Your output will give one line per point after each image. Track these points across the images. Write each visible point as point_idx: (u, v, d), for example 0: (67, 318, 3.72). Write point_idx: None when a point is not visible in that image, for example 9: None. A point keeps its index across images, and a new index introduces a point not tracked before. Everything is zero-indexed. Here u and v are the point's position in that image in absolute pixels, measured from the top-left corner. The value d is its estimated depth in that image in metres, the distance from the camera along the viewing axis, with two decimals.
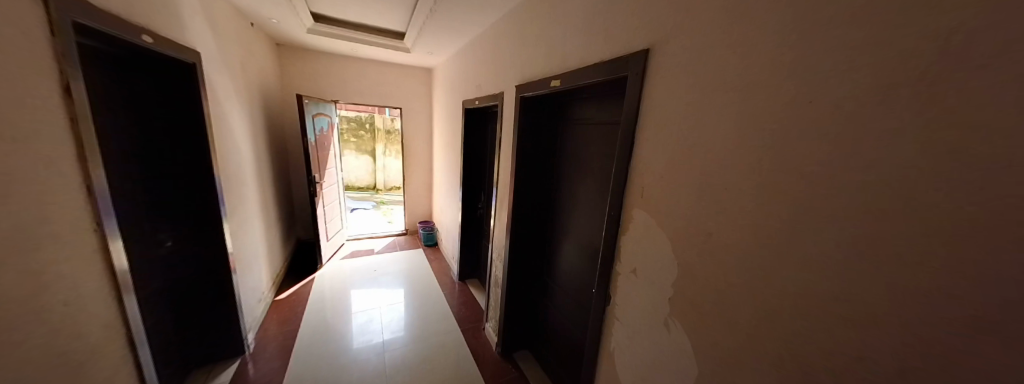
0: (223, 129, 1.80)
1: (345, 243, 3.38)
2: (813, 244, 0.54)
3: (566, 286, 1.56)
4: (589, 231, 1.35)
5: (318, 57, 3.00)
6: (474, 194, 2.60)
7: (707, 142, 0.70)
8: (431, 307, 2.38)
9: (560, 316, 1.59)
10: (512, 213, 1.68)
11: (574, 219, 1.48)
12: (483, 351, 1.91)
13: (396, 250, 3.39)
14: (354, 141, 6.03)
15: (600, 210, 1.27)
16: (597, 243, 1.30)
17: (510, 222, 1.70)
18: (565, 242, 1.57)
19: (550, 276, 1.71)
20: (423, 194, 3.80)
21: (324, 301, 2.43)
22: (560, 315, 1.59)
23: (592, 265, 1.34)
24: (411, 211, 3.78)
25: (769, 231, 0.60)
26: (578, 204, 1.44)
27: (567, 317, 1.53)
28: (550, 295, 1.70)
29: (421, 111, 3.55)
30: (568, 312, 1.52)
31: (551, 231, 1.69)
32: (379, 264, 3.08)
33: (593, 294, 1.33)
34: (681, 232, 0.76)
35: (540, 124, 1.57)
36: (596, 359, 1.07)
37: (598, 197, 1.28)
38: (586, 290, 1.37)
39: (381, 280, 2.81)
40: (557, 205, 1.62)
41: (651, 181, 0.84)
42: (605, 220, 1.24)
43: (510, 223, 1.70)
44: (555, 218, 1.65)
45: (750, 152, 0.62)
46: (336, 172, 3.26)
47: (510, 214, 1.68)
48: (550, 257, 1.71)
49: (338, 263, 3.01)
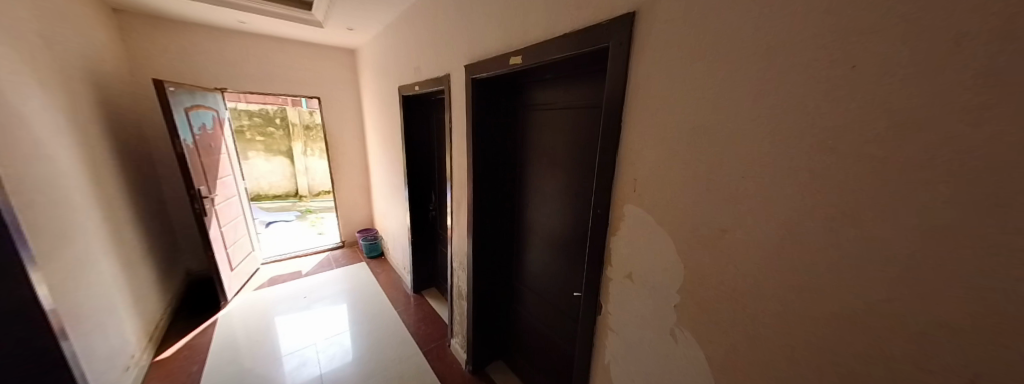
0: (12, 132, 1.17)
1: (260, 268, 2.73)
2: (854, 240, 0.45)
3: (539, 289, 1.43)
4: (565, 229, 1.22)
5: (187, 30, 2.24)
6: (424, 195, 2.29)
7: (715, 123, 0.59)
8: (383, 330, 2.03)
9: (536, 322, 1.46)
10: (472, 216, 1.46)
11: (543, 217, 1.33)
12: (451, 372, 1.69)
13: (332, 267, 2.86)
14: (261, 140, 4.96)
15: (575, 206, 1.15)
16: (574, 242, 1.18)
17: (470, 226, 1.48)
18: (535, 242, 1.42)
19: (520, 279, 1.56)
20: (360, 198, 3.28)
21: (236, 346, 1.88)
22: (536, 321, 1.46)
23: (570, 267, 1.22)
24: (347, 219, 3.24)
25: (796, 227, 0.51)
26: (548, 200, 1.29)
27: (543, 323, 1.41)
28: (522, 300, 1.56)
29: (347, 101, 3.00)
30: (545, 317, 1.39)
31: (518, 231, 1.53)
32: (311, 288, 2.55)
33: (572, 296, 1.22)
34: (687, 230, 0.65)
35: (497, 110, 1.37)
36: (588, 373, 0.96)
37: (572, 192, 1.15)
38: (565, 294, 1.25)
39: (313, 306, 2.32)
40: (523, 202, 1.45)
41: (645, 172, 0.71)
42: (582, 217, 1.12)
43: (470, 227, 1.48)
44: (521, 217, 1.48)
45: (770, 133, 0.52)
46: (235, 181, 2.56)
47: (470, 217, 1.46)
48: (518, 260, 1.55)
49: (252, 294, 2.39)
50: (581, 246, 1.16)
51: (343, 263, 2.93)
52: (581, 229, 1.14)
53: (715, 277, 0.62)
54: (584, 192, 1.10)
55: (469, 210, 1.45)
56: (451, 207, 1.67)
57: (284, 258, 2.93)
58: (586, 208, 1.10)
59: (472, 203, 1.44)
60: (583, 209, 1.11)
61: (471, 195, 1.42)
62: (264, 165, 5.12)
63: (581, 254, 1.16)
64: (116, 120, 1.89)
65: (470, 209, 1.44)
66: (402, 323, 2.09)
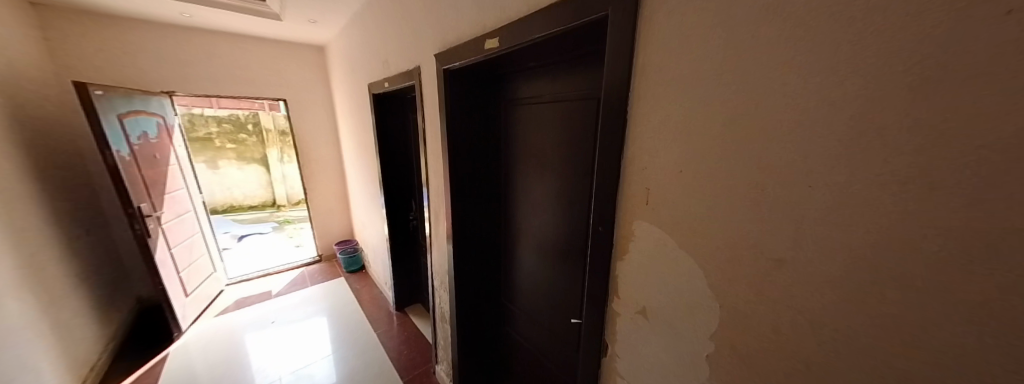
0: None
1: (225, 290, 2.47)
2: (1015, 304, 0.27)
3: (532, 309, 1.26)
4: (559, 245, 1.04)
5: (124, 27, 1.98)
6: (403, 203, 2.08)
7: (754, 113, 0.41)
8: (360, 357, 1.81)
9: (530, 346, 1.29)
10: (451, 229, 1.27)
11: (533, 229, 1.16)
12: None
13: (307, 285, 2.60)
14: (232, 147, 4.60)
15: (570, 217, 0.98)
16: (570, 258, 1.01)
17: (449, 241, 1.29)
18: (525, 258, 1.24)
19: (510, 297, 1.38)
20: (338, 208, 3.03)
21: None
22: (531, 345, 1.29)
23: (567, 288, 1.05)
24: (323, 231, 2.99)
25: (890, 268, 0.33)
26: (538, 210, 1.11)
27: (539, 348, 1.24)
28: (515, 322, 1.38)
29: (319, 103, 2.76)
30: (540, 341, 1.22)
31: (507, 245, 1.35)
32: (282, 309, 2.30)
33: (570, 320, 1.05)
34: (718, 257, 0.48)
35: (475, 107, 1.18)
36: None
37: (567, 201, 0.98)
38: (562, 318, 1.08)
39: (283, 331, 2.07)
40: (510, 212, 1.27)
41: (660, 183, 0.54)
42: (580, 230, 0.96)
43: (450, 243, 1.29)
44: (509, 229, 1.30)
45: (843, 127, 0.34)
46: (190, 196, 2.28)
47: (450, 231, 1.27)
48: (508, 276, 1.38)
49: (214, 320, 2.14)
50: (578, 264, 0.99)
51: (320, 280, 2.68)
52: (579, 245, 0.97)
53: (762, 324, 0.46)
54: (580, 201, 0.93)
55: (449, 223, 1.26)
56: (430, 219, 1.48)
57: (253, 277, 2.67)
58: (585, 221, 0.93)
59: (452, 215, 1.25)
60: (580, 221, 0.94)
61: (449, 206, 1.24)
62: (237, 173, 4.77)
63: (579, 273, 0.99)
64: (39, 130, 1.63)
65: (449, 222, 1.26)
66: (382, 348, 1.88)
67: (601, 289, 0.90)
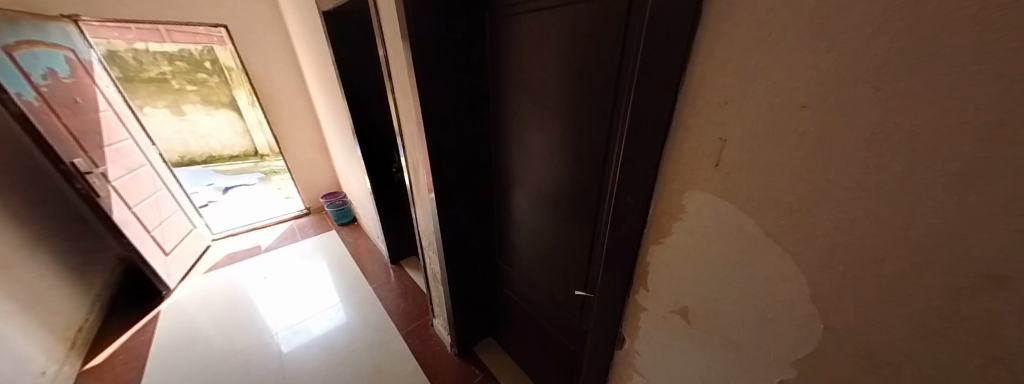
0: None
1: (212, 246, 2.38)
2: None
3: (530, 270, 1.14)
4: (565, 205, 0.85)
5: None
6: (383, 152, 1.83)
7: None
8: (357, 312, 1.77)
9: (530, 305, 1.21)
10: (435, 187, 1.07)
11: (532, 186, 0.95)
12: (435, 355, 1.49)
13: (298, 239, 2.49)
14: (194, 90, 4.00)
15: (580, 172, 0.76)
16: (578, 221, 0.83)
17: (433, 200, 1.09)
18: (523, 217, 1.07)
19: (507, 255, 1.26)
20: (319, 157, 2.77)
21: (187, 339, 1.63)
22: (532, 304, 1.21)
23: (573, 254, 0.89)
24: (307, 183, 2.78)
25: None
26: (538, 164, 0.89)
27: (539, 307, 1.15)
28: (514, 280, 1.28)
29: (270, 30, 2.25)
30: (540, 301, 1.13)
31: (502, 202, 1.16)
32: (273, 264, 2.22)
33: (575, 286, 0.92)
34: (836, 264, 0.30)
35: (451, 20, 0.85)
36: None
37: (576, 152, 0.75)
38: (565, 284, 0.96)
39: (276, 286, 2.02)
40: (505, 165, 1.05)
41: (754, 132, 0.32)
42: (592, 189, 0.75)
43: (434, 202, 1.10)
44: (505, 185, 1.10)
45: None
46: (139, 147, 2.03)
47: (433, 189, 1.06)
48: (505, 236, 1.23)
49: (203, 277, 2.07)
50: (587, 229, 0.81)
51: (311, 233, 2.57)
52: (591, 207, 0.77)
53: (887, 359, 0.30)
54: (594, 152, 0.71)
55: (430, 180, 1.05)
56: (409, 172, 1.25)
57: (240, 232, 2.54)
58: (599, 179, 0.72)
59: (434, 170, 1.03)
60: (593, 178, 0.74)
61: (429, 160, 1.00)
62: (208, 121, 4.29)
63: (587, 239, 0.82)
64: None
65: (430, 179, 1.04)
66: (379, 302, 1.84)
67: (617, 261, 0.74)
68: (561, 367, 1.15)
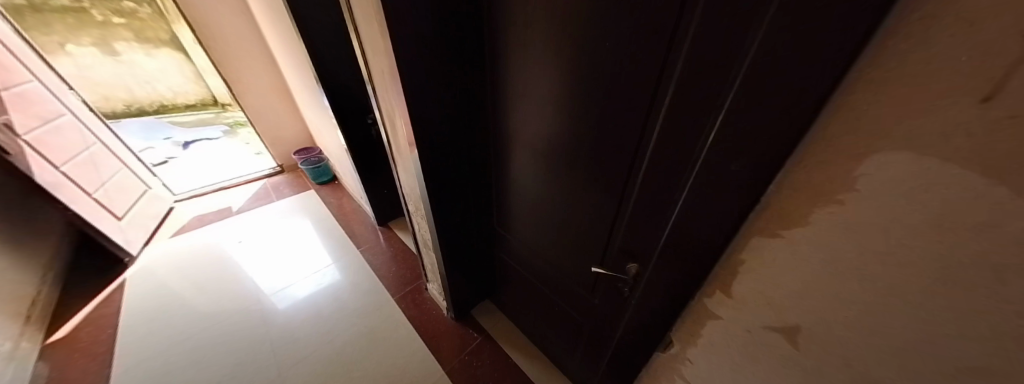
0: None
1: (174, 207, 2.14)
2: None
3: (532, 236, 1.00)
4: (585, 166, 0.66)
5: None
6: (353, 100, 1.53)
7: None
8: (344, 277, 1.66)
9: (532, 273, 1.11)
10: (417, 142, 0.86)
11: (539, 142, 0.75)
12: (431, 318, 1.43)
13: (273, 200, 2.26)
14: (121, 23, 2.76)
15: (612, 123, 0.56)
16: (602, 188, 0.65)
17: (416, 158, 0.88)
18: (526, 179, 0.88)
19: (505, 219, 1.11)
20: (284, 106, 2.39)
21: (161, 306, 1.52)
22: (536, 272, 1.10)
23: (591, 226, 0.73)
24: (275, 137, 2.45)
25: None
26: (550, 112, 0.67)
27: (542, 275, 1.05)
28: (515, 247, 1.15)
29: None
30: (544, 269, 1.02)
31: (500, 160, 0.96)
32: (246, 227, 2.02)
33: (588, 259, 0.79)
34: None
35: None
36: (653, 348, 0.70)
37: (609, 93, 0.54)
38: (578, 257, 0.83)
39: (252, 252, 1.85)
40: (502, 114, 0.82)
41: None
42: (626, 146, 0.56)
43: (418, 161, 0.90)
44: (504, 139, 0.88)
45: None
46: (53, 92, 1.60)
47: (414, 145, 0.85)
48: (504, 199, 1.06)
49: (169, 241, 1.87)
50: (614, 197, 0.64)
51: (287, 193, 2.34)
52: (624, 170, 0.59)
53: None
54: (638, 93, 0.49)
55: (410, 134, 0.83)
56: (383, 122, 1.02)
57: (206, 192, 2.28)
58: (641, 133, 0.52)
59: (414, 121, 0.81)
60: (631, 132, 0.54)
61: (405, 108, 0.77)
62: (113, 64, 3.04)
63: (612, 209, 0.66)
64: None
65: (410, 132, 0.82)
66: (368, 267, 1.72)
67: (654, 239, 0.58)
68: (564, 334, 1.09)
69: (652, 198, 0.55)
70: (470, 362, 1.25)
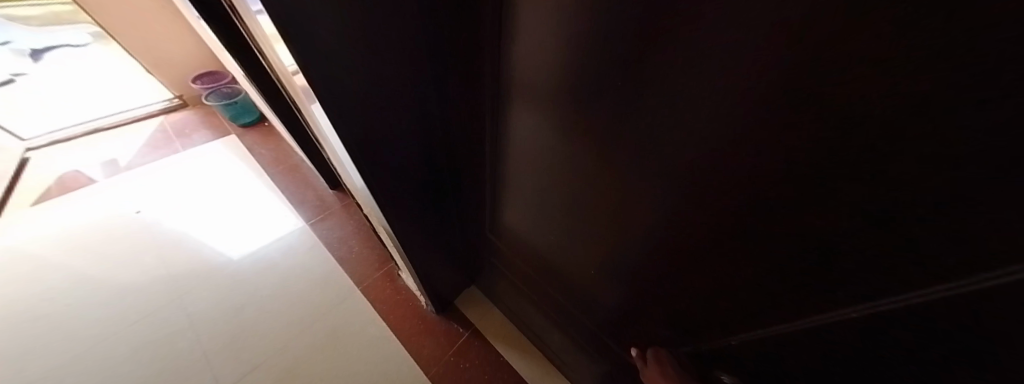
0: None
1: (27, 158, 1.55)
2: None
3: (563, 251, 0.69)
4: (728, 201, 0.31)
5: None
6: None
7: None
8: (293, 258, 1.30)
9: (551, 283, 0.85)
10: (344, 110, 0.43)
11: (619, 128, 0.36)
12: (410, 310, 1.19)
13: (178, 149, 1.67)
14: None
15: (905, 148, 0.18)
16: (757, 243, 0.32)
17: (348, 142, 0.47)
18: (569, 178, 0.51)
19: (518, 214, 0.77)
20: (152, 5, 1.56)
21: (37, 301, 1.13)
22: (552, 279, 0.83)
23: (691, 277, 0.43)
24: (158, 57, 1.70)
25: None
26: (676, 71, 0.27)
27: (567, 289, 0.80)
28: (525, 246, 0.84)
29: None
30: (573, 285, 0.77)
31: (514, 131, 0.57)
32: (148, 188, 1.50)
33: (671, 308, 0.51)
34: None
35: None
36: None
37: (977, 62, 0.14)
38: (645, 296, 0.54)
39: (165, 221, 1.39)
40: (535, 51, 0.39)
41: None
42: (913, 211, 0.20)
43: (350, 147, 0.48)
44: (531, 103, 0.47)
45: None
46: None
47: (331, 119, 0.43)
48: (517, 188, 0.70)
49: (35, 215, 1.35)
50: (776, 263, 0.32)
51: (197, 137, 1.74)
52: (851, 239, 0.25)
53: None
54: None
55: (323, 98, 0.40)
56: (258, 50, 0.50)
57: (73, 137, 1.65)
58: None
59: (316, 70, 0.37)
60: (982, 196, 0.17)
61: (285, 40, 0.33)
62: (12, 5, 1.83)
63: (759, 275, 0.34)
64: None
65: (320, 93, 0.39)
66: (324, 245, 1.36)
67: (864, 350, 0.30)
68: (582, 345, 0.91)
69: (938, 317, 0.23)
70: (458, 364, 1.09)
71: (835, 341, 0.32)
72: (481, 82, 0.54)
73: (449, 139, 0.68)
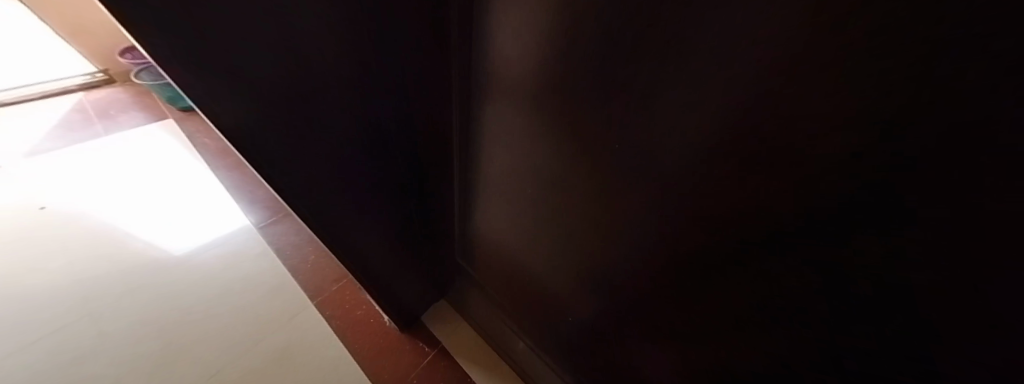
0: None
1: None
2: None
3: (543, 271, 0.64)
4: (745, 235, 0.28)
5: None
6: None
7: None
8: (235, 265, 1.15)
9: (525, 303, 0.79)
10: (269, 105, 0.35)
11: (627, 146, 0.32)
12: (371, 325, 1.09)
13: (101, 133, 1.44)
14: None
15: (979, 209, 0.16)
16: (765, 277, 0.30)
17: (246, 146, 0.37)
18: (558, 195, 0.46)
19: (492, 231, 0.70)
20: None
21: None
22: (525, 296, 0.76)
23: (684, 305, 0.40)
24: (72, 21, 1.43)
25: None
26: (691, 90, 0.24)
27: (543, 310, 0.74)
28: (498, 262, 0.76)
29: None
30: (550, 308, 0.71)
31: (496, 146, 0.51)
32: (58, 176, 1.28)
33: (666, 338, 0.48)
34: None
35: None
36: None
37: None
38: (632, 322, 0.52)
39: (84, 215, 1.19)
40: (531, 53, 0.34)
41: None
42: (967, 273, 0.18)
43: (258, 152, 0.38)
44: (522, 113, 0.42)
45: None
46: None
47: (240, 117, 0.34)
48: (492, 200, 0.63)
49: None
50: (786, 300, 0.30)
51: (126, 120, 1.50)
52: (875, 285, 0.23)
53: None
54: None
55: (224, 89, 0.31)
56: None
57: None
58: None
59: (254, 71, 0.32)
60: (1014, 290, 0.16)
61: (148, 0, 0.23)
62: None
63: (757, 308, 0.33)
64: None
65: (215, 86, 0.30)
66: (275, 251, 1.21)
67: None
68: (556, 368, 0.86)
69: (957, 375, 0.22)
70: None
71: (827, 375, 0.32)
72: (461, 79, 0.47)
73: (409, 144, 0.57)
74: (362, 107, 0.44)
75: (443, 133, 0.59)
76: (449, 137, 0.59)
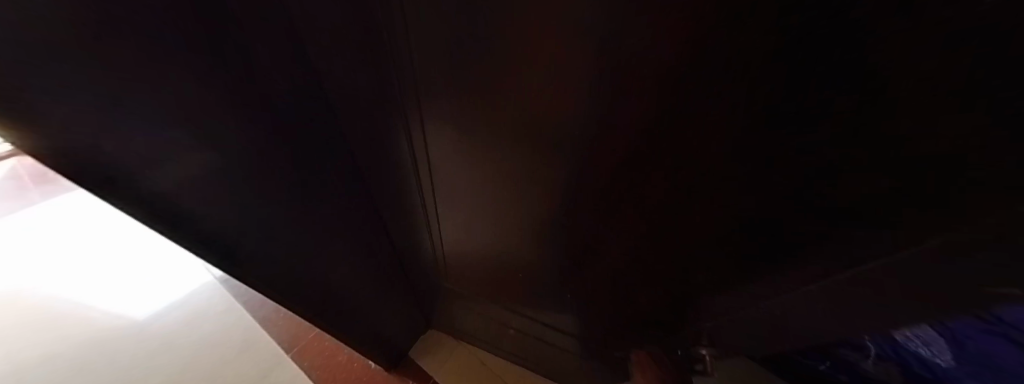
0: None
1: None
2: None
3: (525, 281, 0.58)
4: (719, 203, 0.28)
5: None
6: None
7: None
8: (197, 326, 1.05)
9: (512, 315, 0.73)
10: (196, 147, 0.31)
11: (580, 151, 0.29)
12: (357, 367, 1.01)
13: (32, 200, 1.31)
14: None
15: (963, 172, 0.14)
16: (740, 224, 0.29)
17: (144, 203, 0.31)
18: (519, 212, 0.42)
19: (452, 254, 0.61)
20: None
21: None
22: (514, 313, 0.72)
23: (675, 274, 0.41)
24: None
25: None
26: (645, 64, 0.19)
27: (533, 315, 0.69)
28: (473, 289, 0.70)
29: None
30: (540, 312, 0.67)
31: (422, 159, 0.41)
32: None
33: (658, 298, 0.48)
34: None
35: None
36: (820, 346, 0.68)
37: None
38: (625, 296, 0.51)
39: (25, 299, 1.08)
40: (437, 77, 0.28)
41: None
42: (950, 222, 0.17)
43: (174, 208, 0.33)
44: (449, 141, 0.36)
45: None
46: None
47: (157, 168, 0.30)
48: (448, 234, 0.56)
49: None
50: (770, 241, 0.29)
51: (60, 181, 1.38)
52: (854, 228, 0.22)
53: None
54: None
55: (135, 143, 0.26)
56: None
57: None
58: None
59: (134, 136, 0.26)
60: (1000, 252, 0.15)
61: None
62: None
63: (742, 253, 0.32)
64: None
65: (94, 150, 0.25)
66: (240, 302, 1.11)
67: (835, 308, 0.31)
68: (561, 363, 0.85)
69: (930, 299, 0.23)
70: None
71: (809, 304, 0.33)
72: (364, 120, 0.39)
73: (338, 189, 0.50)
74: (276, 148, 0.38)
75: (368, 175, 0.51)
76: (376, 176, 0.51)
